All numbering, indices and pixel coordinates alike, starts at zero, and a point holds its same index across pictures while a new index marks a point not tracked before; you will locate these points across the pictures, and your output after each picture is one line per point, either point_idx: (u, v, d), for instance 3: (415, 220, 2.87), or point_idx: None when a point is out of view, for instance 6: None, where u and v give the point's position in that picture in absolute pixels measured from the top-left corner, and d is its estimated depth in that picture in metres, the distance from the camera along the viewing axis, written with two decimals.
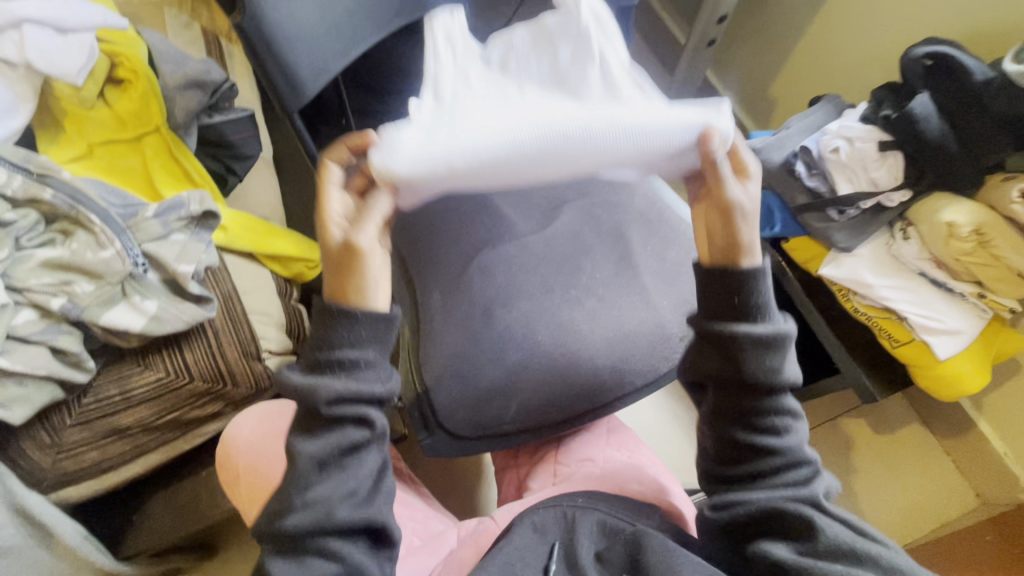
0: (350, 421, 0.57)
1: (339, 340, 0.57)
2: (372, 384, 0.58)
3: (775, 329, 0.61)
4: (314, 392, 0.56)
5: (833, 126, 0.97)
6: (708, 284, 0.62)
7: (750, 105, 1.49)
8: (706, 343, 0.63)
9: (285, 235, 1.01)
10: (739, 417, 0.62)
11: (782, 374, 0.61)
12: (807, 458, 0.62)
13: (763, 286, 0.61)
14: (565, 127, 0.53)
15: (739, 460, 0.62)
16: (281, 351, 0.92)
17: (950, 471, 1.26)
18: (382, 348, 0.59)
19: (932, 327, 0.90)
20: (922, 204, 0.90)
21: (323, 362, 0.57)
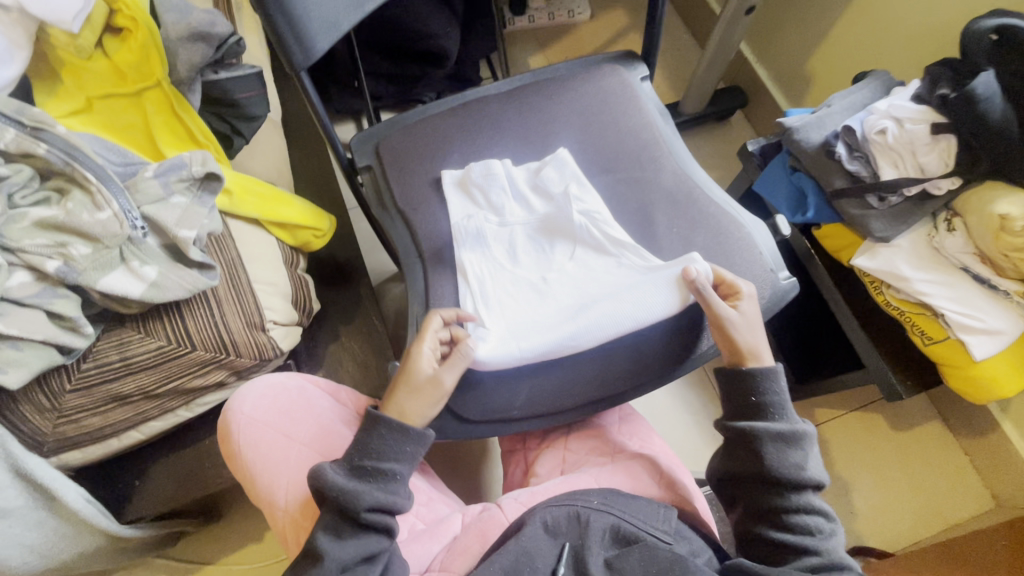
0: (375, 530, 0.62)
1: (381, 452, 0.66)
2: (401, 497, 0.65)
3: (794, 426, 0.66)
4: (359, 495, 0.62)
5: (881, 105, 0.90)
6: (729, 394, 0.70)
7: (784, 79, 1.40)
8: (732, 443, 0.68)
9: (293, 202, 0.96)
10: (767, 513, 0.64)
11: (806, 470, 0.64)
12: (846, 562, 0.61)
13: (777, 388, 0.68)
14: (600, 320, 0.70)
15: (773, 560, 0.62)
16: (287, 322, 0.90)
17: (967, 472, 1.22)
18: (412, 465, 0.67)
19: (969, 326, 0.85)
20: (973, 195, 0.84)
21: (368, 468, 0.64)
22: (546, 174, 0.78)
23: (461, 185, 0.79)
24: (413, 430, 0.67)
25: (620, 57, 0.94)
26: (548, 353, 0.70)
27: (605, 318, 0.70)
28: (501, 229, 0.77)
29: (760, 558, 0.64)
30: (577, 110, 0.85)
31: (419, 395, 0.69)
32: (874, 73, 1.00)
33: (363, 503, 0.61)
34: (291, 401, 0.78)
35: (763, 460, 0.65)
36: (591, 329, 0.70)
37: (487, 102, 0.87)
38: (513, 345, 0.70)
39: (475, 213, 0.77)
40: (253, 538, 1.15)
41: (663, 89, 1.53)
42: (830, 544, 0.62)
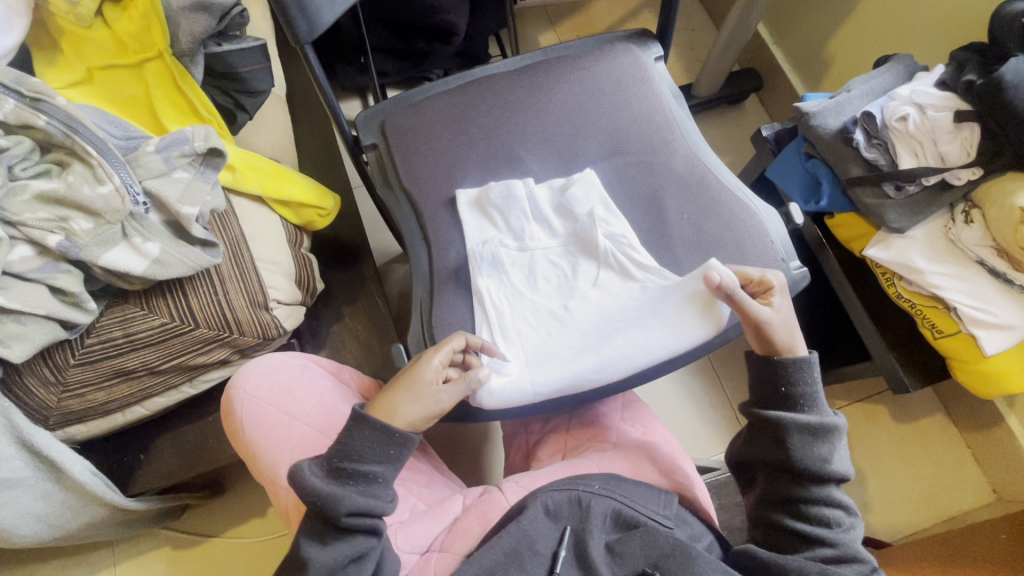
0: (360, 531, 0.58)
1: (359, 454, 0.60)
2: (384, 500, 0.60)
3: (823, 419, 0.64)
4: (337, 500, 0.57)
5: (904, 90, 0.87)
6: (760, 381, 0.67)
7: (801, 62, 1.36)
8: (756, 430, 0.66)
9: (297, 178, 0.95)
10: (787, 502, 0.63)
11: (830, 464, 0.62)
12: (861, 555, 0.60)
13: (810, 380, 0.66)
14: (621, 356, 0.70)
15: (786, 546, 0.62)
16: (290, 301, 0.89)
17: (968, 464, 1.22)
18: (396, 465, 0.62)
19: (982, 321, 0.83)
20: (993, 185, 0.81)
21: (346, 471, 0.60)
22: (571, 195, 0.75)
23: (479, 206, 0.77)
24: (397, 434, 0.61)
25: (634, 36, 0.91)
26: (561, 388, 0.70)
27: (620, 354, 0.70)
28: (521, 255, 0.74)
29: (773, 544, 0.63)
30: (588, 91, 0.83)
31: (414, 399, 0.64)
32: (896, 57, 0.97)
33: (341, 509, 0.57)
34: (292, 380, 0.78)
35: (788, 449, 0.63)
36: (606, 364, 0.70)
37: (497, 83, 0.84)
38: (527, 381, 0.69)
39: (493, 236, 0.75)
40: (258, 514, 1.17)
41: (677, 71, 1.49)
42: (848, 536, 0.61)
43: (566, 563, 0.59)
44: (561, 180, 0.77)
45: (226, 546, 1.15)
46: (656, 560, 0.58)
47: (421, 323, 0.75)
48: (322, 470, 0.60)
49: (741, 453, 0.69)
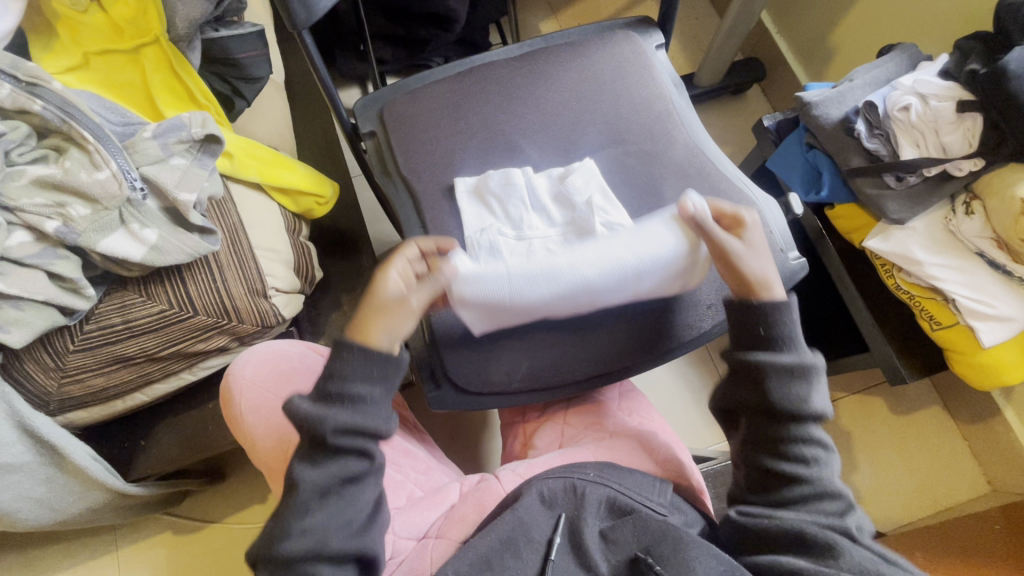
0: (353, 453, 0.59)
1: (347, 377, 0.59)
2: (376, 419, 0.59)
3: (802, 359, 0.62)
4: (324, 421, 0.57)
5: (907, 80, 0.87)
6: (738, 320, 0.65)
7: (805, 52, 1.35)
8: (736, 373, 0.64)
9: (295, 166, 0.95)
10: (766, 443, 0.62)
11: (810, 403, 0.61)
12: (838, 490, 0.60)
13: (788, 319, 0.64)
14: (597, 266, 0.67)
15: (767, 488, 0.61)
16: (288, 289, 0.89)
17: (963, 454, 1.22)
18: (387, 387, 0.61)
19: (980, 312, 0.83)
20: (994, 177, 0.81)
21: (333, 394, 0.59)
22: (569, 183, 0.75)
23: (478, 194, 0.76)
24: (380, 352, 0.60)
25: (635, 23, 0.90)
26: (543, 296, 0.67)
27: (600, 265, 0.68)
28: (519, 245, 0.73)
29: (755, 485, 0.62)
30: (588, 80, 0.82)
31: (392, 315, 0.64)
32: (899, 47, 0.96)
33: (327, 427, 0.57)
34: (292, 367, 0.79)
35: (767, 391, 0.61)
36: (587, 269, 0.67)
37: (496, 70, 0.84)
38: (503, 272, 0.67)
39: (492, 225, 0.74)
40: (257, 500, 1.18)
41: (679, 61, 1.48)
42: (827, 473, 0.61)
43: (560, 548, 0.60)
44: (561, 169, 0.77)
45: (227, 531, 1.16)
46: (649, 544, 0.57)
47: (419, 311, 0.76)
48: (311, 396, 0.60)
49: (722, 397, 0.66)
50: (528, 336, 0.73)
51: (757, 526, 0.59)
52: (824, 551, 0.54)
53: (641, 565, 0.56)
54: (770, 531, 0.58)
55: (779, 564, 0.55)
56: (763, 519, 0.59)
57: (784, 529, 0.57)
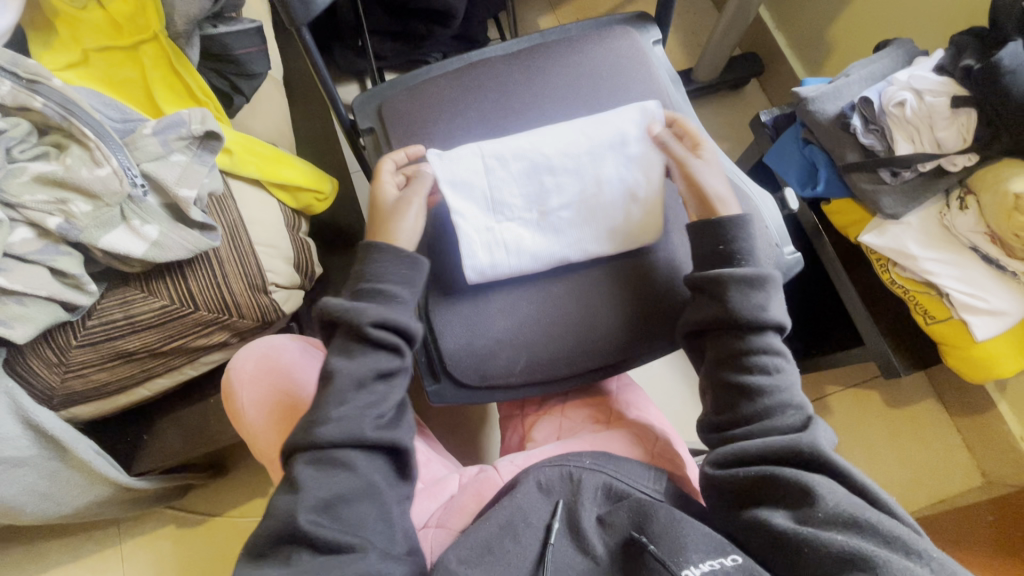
0: (386, 347, 0.64)
1: (382, 277, 0.67)
2: (407, 319, 0.66)
3: (758, 271, 0.66)
4: (362, 311, 0.64)
5: (902, 76, 0.87)
6: (698, 237, 0.69)
7: (803, 47, 1.35)
8: (699, 292, 0.68)
9: (294, 163, 0.95)
10: (729, 359, 0.65)
11: (765, 312, 0.65)
12: (797, 401, 0.63)
13: (745, 233, 0.68)
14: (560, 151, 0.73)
15: (733, 403, 0.64)
16: (289, 285, 0.90)
17: (957, 447, 1.24)
18: (413, 290, 0.68)
19: (973, 306, 0.84)
20: (987, 172, 0.81)
21: (366, 290, 0.66)
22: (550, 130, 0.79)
23: None
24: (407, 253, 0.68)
25: (632, 19, 0.90)
26: (514, 174, 0.73)
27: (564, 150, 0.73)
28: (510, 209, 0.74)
29: (722, 401, 0.65)
30: (586, 74, 0.82)
31: (397, 211, 0.72)
32: (895, 42, 0.97)
33: (366, 316, 0.63)
34: (292, 362, 0.79)
35: (727, 308, 0.65)
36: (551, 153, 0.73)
37: (494, 66, 0.84)
38: (474, 150, 0.73)
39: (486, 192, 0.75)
40: (259, 493, 1.19)
41: (677, 56, 1.49)
42: (789, 383, 0.64)
43: (558, 534, 0.60)
44: None
45: (229, 524, 1.17)
46: (641, 524, 0.58)
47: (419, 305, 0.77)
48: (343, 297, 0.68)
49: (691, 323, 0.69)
50: (511, 246, 0.72)
51: (733, 477, 0.59)
52: (797, 494, 0.55)
53: (636, 547, 0.57)
54: (746, 481, 0.58)
55: (759, 522, 0.55)
56: (738, 470, 0.59)
57: (759, 480, 0.58)
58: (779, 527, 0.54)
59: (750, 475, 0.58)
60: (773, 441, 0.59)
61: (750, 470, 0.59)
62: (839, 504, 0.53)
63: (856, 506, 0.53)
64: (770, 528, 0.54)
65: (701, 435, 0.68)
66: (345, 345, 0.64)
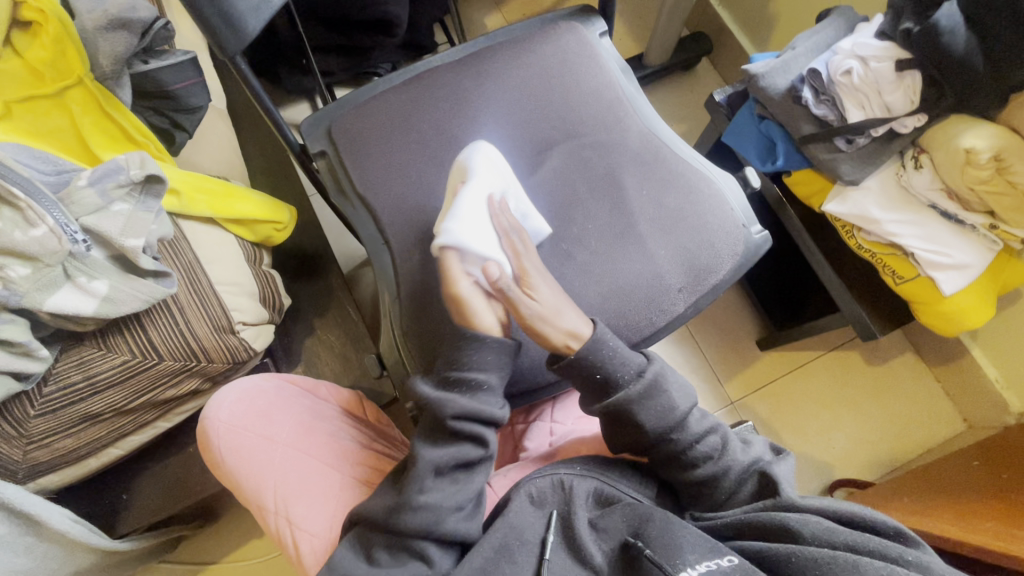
0: (468, 440, 0.62)
1: (471, 363, 0.62)
2: (492, 407, 0.62)
3: (643, 381, 0.64)
4: (444, 403, 0.60)
5: (846, 44, 0.87)
6: (575, 372, 0.64)
7: (747, 23, 1.36)
8: (606, 420, 0.66)
9: (246, 194, 0.91)
10: (673, 462, 0.65)
11: (675, 412, 0.64)
12: (750, 465, 0.66)
13: (612, 350, 0.64)
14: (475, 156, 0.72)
15: (699, 495, 0.65)
16: (256, 321, 0.88)
17: (938, 395, 1.27)
18: (501, 374, 0.64)
19: (939, 263, 0.85)
20: (938, 129, 0.83)
21: (454, 379, 0.62)
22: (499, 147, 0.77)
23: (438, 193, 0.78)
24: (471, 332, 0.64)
25: (576, 13, 0.89)
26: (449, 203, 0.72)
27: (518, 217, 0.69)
28: None
29: (692, 496, 0.66)
30: (536, 73, 0.81)
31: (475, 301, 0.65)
32: (835, 11, 0.97)
33: (449, 411, 0.60)
34: (269, 403, 0.75)
35: (637, 424, 0.64)
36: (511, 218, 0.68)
37: (441, 77, 0.82)
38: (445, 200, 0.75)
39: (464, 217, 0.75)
40: (255, 535, 1.15)
41: (626, 43, 1.48)
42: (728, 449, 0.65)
43: (555, 545, 0.59)
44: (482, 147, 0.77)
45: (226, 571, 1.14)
46: (638, 528, 0.58)
47: (393, 328, 0.75)
48: (433, 380, 0.64)
49: (609, 441, 0.67)
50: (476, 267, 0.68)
51: (717, 528, 0.62)
52: (780, 529, 0.57)
53: (632, 551, 0.56)
54: (731, 524, 0.61)
55: (743, 549, 0.57)
56: (719, 521, 0.62)
57: (744, 529, 0.60)
58: (762, 553, 0.55)
59: (734, 525, 0.61)
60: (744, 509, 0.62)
61: (731, 520, 0.61)
62: (820, 532, 0.55)
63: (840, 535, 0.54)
64: (755, 551, 0.56)
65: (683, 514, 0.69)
66: (427, 432, 0.62)
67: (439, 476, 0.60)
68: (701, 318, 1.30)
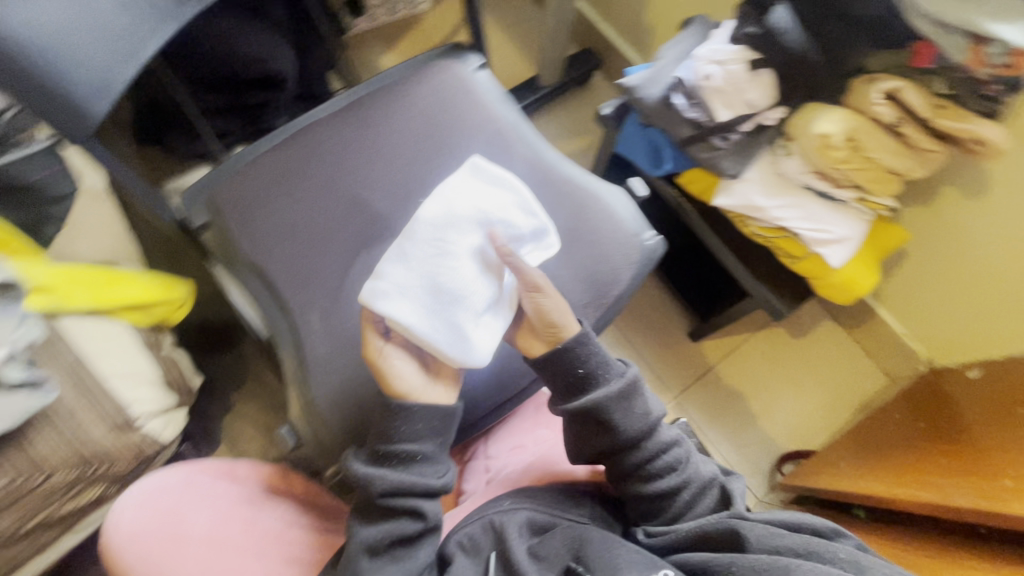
0: (403, 514, 0.59)
1: (398, 433, 0.59)
2: (429, 477, 0.60)
3: (624, 381, 0.64)
4: (373, 480, 0.58)
5: (703, 51, 0.92)
6: (557, 371, 0.64)
7: (630, 35, 1.44)
8: (580, 421, 0.64)
9: (132, 278, 0.86)
10: (635, 471, 0.64)
11: (651, 414, 0.65)
12: (709, 480, 0.66)
13: (596, 348, 0.64)
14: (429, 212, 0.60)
15: (657, 509, 0.64)
16: (162, 410, 0.82)
17: (862, 356, 1.35)
18: (438, 442, 0.61)
19: (821, 239, 0.91)
20: (799, 119, 0.88)
21: (383, 454, 0.59)
22: (477, 175, 0.63)
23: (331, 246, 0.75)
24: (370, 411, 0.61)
25: (448, 50, 0.89)
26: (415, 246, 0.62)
27: (489, 284, 0.60)
28: None
29: (649, 511, 0.65)
30: (415, 116, 0.81)
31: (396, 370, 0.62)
32: (695, 20, 1.04)
33: (382, 488, 0.58)
34: (176, 498, 0.69)
35: (610, 421, 0.63)
36: (475, 286, 0.59)
37: (322, 131, 0.80)
38: None
39: None
40: None
41: (522, 66, 1.53)
42: (685, 458, 0.65)
43: None
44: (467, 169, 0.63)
45: None
46: (578, 551, 0.58)
47: (303, 393, 0.71)
48: (365, 454, 0.61)
49: (574, 434, 0.66)
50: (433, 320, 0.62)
51: (670, 547, 0.61)
52: (725, 538, 0.57)
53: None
54: (681, 540, 0.60)
55: (688, 563, 0.57)
56: (672, 536, 0.61)
57: (694, 543, 0.59)
58: (706, 562, 0.56)
59: (685, 539, 0.60)
60: (696, 523, 0.61)
61: (682, 536, 0.60)
62: (761, 538, 0.55)
63: (781, 540, 0.55)
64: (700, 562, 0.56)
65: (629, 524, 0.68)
66: (360, 510, 0.60)
67: (376, 557, 0.57)
68: (633, 319, 1.34)
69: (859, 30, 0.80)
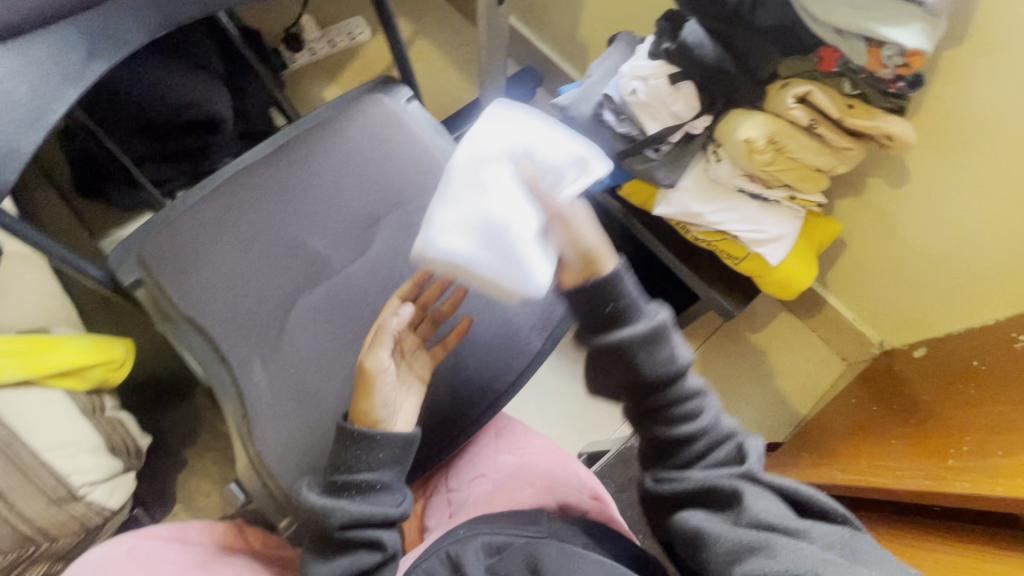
0: (360, 546, 0.57)
1: (358, 463, 0.58)
2: (388, 505, 0.59)
3: (652, 323, 0.60)
4: (331, 513, 0.56)
5: (626, 68, 0.94)
6: (584, 302, 0.60)
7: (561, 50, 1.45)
8: (600, 357, 0.61)
9: (62, 343, 0.81)
10: (655, 410, 0.61)
11: (679, 358, 0.60)
12: (728, 435, 0.61)
13: (627, 285, 0.60)
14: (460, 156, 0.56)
15: (669, 455, 0.61)
16: (107, 476, 0.81)
17: (820, 344, 1.35)
18: (399, 469, 0.60)
19: (758, 240, 0.94)
20: (723, 126, 0.89)
21: (341, 485, 0.58)
22: (503, 117, 0.58)
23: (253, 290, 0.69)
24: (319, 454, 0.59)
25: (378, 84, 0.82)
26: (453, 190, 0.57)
27: (534, 217, 0.55)
28: None
29: (665, 454, 0.61)
30: (350, 155, 0.75)
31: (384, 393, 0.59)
32: (619, 38, 1.04)
33: (338, 520, 0.56)
34: None
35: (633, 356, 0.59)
36: (520, 220, 0.54)
37: (251, 177, 0.74)
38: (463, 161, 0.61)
39: None
40: None
41: None
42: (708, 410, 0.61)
43: None
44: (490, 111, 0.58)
45: None
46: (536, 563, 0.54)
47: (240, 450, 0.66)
48: (320, 485, 0.59)
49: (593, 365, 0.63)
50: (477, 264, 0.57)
51: (677, 494, 0.58)
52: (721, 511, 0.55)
53: None
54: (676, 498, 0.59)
55: (688, 526, 0.56)
56: (681, 483, 0.58)
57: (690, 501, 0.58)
58: (702, 529, 0.55)
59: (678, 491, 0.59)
60: (705, 476, 0.58)
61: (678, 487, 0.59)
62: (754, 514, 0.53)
63: (782, 519, 0.52)
64: (692, 526, 0.56)
65: (642, 465, 0.66)
66: (315, 548, 0.58)
67: None
68: None
69: (766, 40, 0.80)
